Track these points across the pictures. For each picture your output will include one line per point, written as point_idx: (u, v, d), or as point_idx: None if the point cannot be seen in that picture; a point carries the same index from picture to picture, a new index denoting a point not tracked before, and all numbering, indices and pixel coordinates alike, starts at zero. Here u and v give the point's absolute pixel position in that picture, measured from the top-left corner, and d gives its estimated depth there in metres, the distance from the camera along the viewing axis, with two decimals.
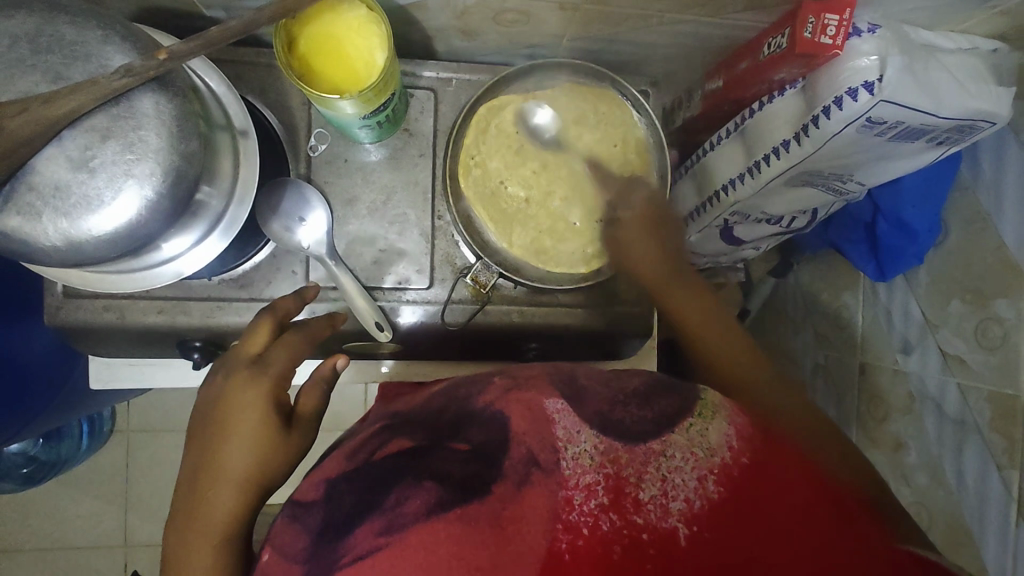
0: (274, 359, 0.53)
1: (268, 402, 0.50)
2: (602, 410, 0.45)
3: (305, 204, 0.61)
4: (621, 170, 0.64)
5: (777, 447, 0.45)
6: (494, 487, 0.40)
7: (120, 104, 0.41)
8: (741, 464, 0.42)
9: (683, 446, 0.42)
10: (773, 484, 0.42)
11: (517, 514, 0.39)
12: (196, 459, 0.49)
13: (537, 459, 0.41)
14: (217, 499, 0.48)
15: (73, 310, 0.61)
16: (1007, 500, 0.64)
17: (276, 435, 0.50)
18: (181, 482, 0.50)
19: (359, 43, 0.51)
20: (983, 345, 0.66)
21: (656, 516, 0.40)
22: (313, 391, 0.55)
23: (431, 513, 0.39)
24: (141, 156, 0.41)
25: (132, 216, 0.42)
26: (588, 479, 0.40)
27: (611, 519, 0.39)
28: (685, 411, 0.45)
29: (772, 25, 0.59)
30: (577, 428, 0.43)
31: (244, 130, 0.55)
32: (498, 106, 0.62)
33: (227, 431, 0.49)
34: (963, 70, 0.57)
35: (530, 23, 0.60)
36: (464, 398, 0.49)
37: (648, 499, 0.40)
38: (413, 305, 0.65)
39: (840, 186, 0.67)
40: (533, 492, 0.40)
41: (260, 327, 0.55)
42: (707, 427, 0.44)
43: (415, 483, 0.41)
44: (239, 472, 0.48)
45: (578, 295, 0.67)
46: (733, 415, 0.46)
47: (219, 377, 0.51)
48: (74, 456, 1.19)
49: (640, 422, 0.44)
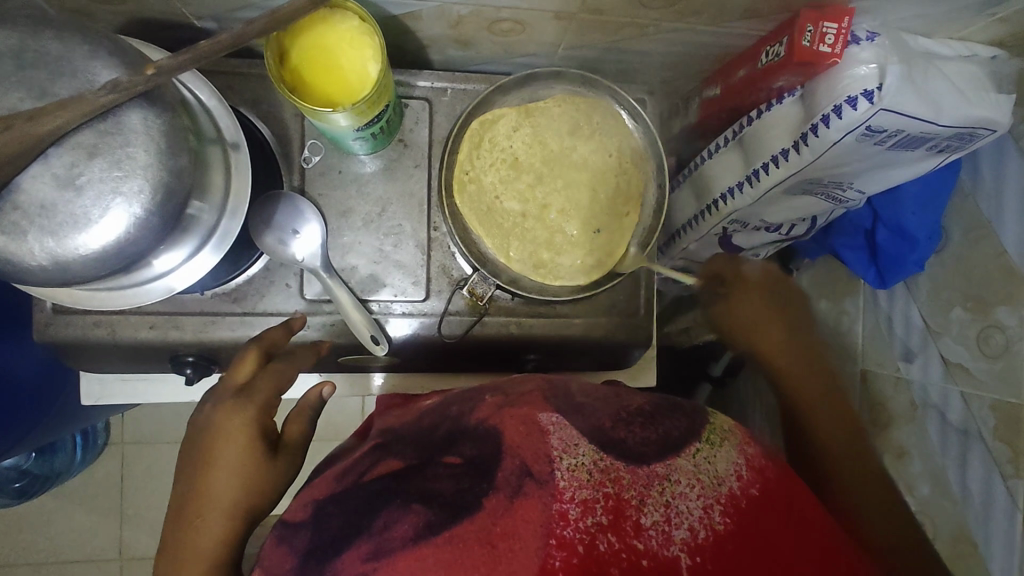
0: (260, 387, 0.53)
1: (253, 425, 0.51)
2: (604, 426, 0.44)
3: (299, 217, 0.60)
4: (618, 181, 0.63)
5: (786, 476, 0.46)
6: (485, 501, 0.40)
7: (107, 120, 0.40)
8: (749, 495, 0.43)
9: (689, 472, 0.42)
10: (784, 523, 0.43)
11: (508, 529, 0.38)
12: (184, 491, 0.50)
13: (531, 469, 0.40)
14: (204, 528, 0.48)
15: (63, 326, 0.60)
16: (1013, 510, 0.63)
17: (261, 457, 0.51)
18: (169, 518, 0.49)
19: (352, 55, 0.50)
20: (984, 354, 0.66)
21: (658, 543, 0.39)
22: (299, 418, 0.56)
23: (420, 538, 0.38)
24: (129, 173, 0.41)
25: (120, 234, 0.41)
26: (585, 494, 0.39)
27: (609, 540, 0.38)
28: (692, 435, 0.45)
29: (770, 34, 0.58)
30: (574, 440, 0.42)
31: (235, 142, 0.53)
32: (491, 120, 0.62)
33: (214, 459, 0.49)
34: (963, 78, 0.56)
35: (526, 32, 0.59)
36: (456, 416, 0.49)
37: (650, 524, 0.39)
38: (408, 317, 0.64)
39: (839, 194, 0.66)
40: (526, 504, 0.39)
41: (246, 356, 0.56)
42: (713, 455, 0.44)
43: (404, 507, 0.40)
44: (226, 500, 0.49)
45: (576, 305, 0.66)
46: (743, 444, 0.46)
47: (206, 408, 0.52)
48: (68, 468, 1.19)
49: (642, 443, 0.43)
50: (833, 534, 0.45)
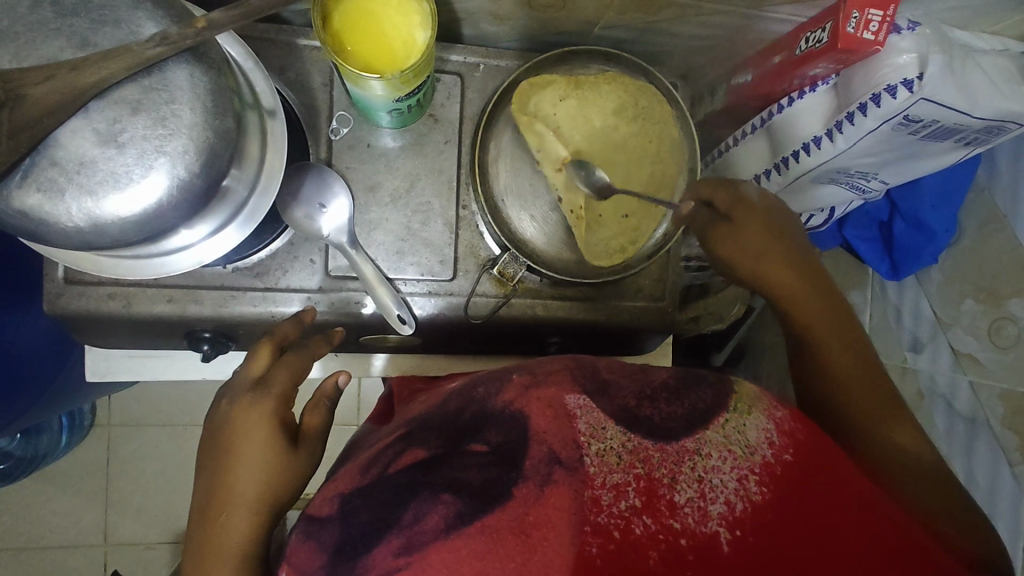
0: (277, 379, 0.52)
1: (272, 417, 0.50)
2: (630, 406, 0.43)
3: (327, 190, 0.59)
4: (654, 167, 0.62)
5: (817, 436, 0.45)
6: (516, 490, 0.40)
7: (152, 75, 0.38)
8: (783, 462, 0.42)
9: (719, 444, 0.41)
10: (821, 487, 0.41)
11: (541, 519, 0.39)
12: (208, 487, 0.49)
13: (559, 456, 0.40)
14: (229, 525, 0.47)
15: (75, 297, 0.57)
16: (1019, 495, 0.65)
17: (281, 451, 0.49)
18: (193, 516, 0.49)
19: (397, 21, 0.48)
20: (994, 344, 0.68)
21: (695, 520, 0.39)
22: (317, 410, 0.55)
23: (451, 529, 0.39)
24: (174, 132, 0.38)
25: (162, 196, 0.39)
26: (617, 478, 0.40)
27: (644, 522, 0.39)
28: (718, 407, 0.43)
29: (812, 19, 0.58)
30: (601, 424, 0.42)
31: (272, 110, 0.51)
32: (541, 84, 0.59)
33: (235, 457, 0.48)
34: (997, 71, 0.56)
35: (566, 8, 0.58)
36: (481, 398, 0.46)
37: (684, 501, 0.39)
38: (432, 297, 0.63)
39: (863, 184, 0.67)
40: (558, 492, 0.39)
41: (260, 350, 0.54)
42: (743, 424, 0.43)
43: (433, 497, 0.40)
44: (251, 494, 0.48)
45: (601, 289, 0.66)
46: (771, 409, 0.45)
47: (224, 403, 0.51)
48: (53, 450, 1.15)
49: (669, 419, 0.42)
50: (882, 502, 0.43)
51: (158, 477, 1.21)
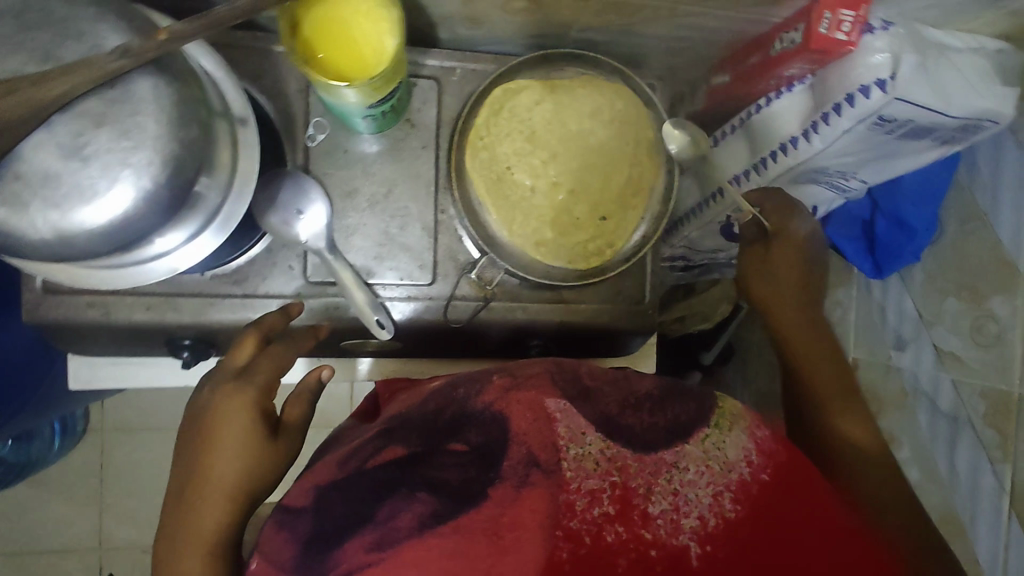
0: (260, 369, 0.53)
1: (254, 409, 0.51)
2: (611, 413, 0.43)
3: (304, 196, 0.58)
4: (631, 169, 0.62)
5: (797, 458, 0.45)
6: (492, 492, 0.39)
7: (116, 87, 0.38)
8: (760, 482, 0.43)
9: (697, 460, 0.42)
10: (795, 507, 0.42)
11: (516, 521, 0.38)
12: (184, 472, 0.50)
13: (537, 459, 0.41)
14: (204, 512, 0.48)
15: (53, 306, 0.57)
16: (1000, 493, 0.66)
17: (262, 439, 0.50)
18: (169, 499, 0.49)
19: (366, 28, 0.48)
20: (976, 342, 0.68)
21: (666, 532, 0.40)
22: (298, 402, 0.55)
23: (425, 528, 0.38)
24: (138, 143, 0.39)
25: (128, 208, 0.39)
26: (592, 484, 0.40)
27: (617, 530, 0.39)
28: (700, 421, 0.44)
29: (786, 21, 0.58)
30: (582, 429, 0.42)
31: (243, 118, 0.51)
32: (515, 89, 0.61)
33: (216, 441, 0.49)
34: (971, 69, 0.57)
35: (540, 12, 0.58)
36: (462, 399, 0.46)
37: (658, 513, 0.40)
38: (411, 301, 0.63)
39: (842, 183, 0.67)
40: (534, 494, 0.39)
41: (246, 338, 0.54)
42: (723, 441, 0.44)
43: (409, 495, 0.40)
44: (230, 480, 0.49)
45: (581, 292, 0.66)
46: (754, 428, 0.45)
47: (205, 391, 0.51)
48: (46, 456, 1.13)
49: (650, 429, 0.43)
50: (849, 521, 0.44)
51: (150, 481, 1.22)
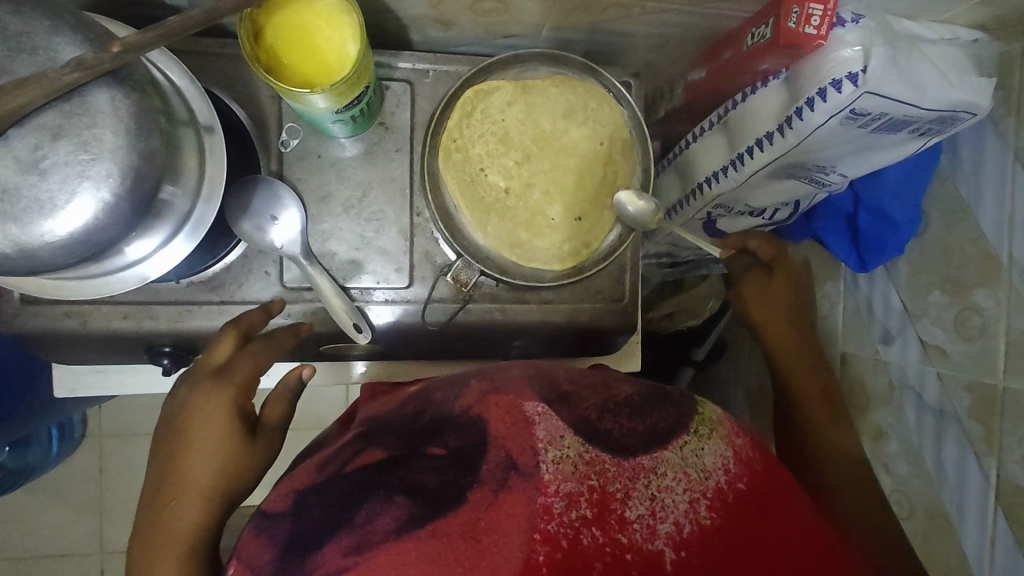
0: (239, 366, 0.53)
1: (231, 408, 0.51)
2: (590, 418, 0.43)
3: (278, 203, 0.59)
4: (606, 169, 0.62)
5: (772, 467, 0.46)
6: (470, 495, 0.39)
7: (72, 100, 0.38)
8: (736, 490, 0.43)
9: (676, 465, 0.42)
10: (770, 520, 0.42)
11: (493, 524, 0.37)
12: (159, 475, 0.49)
13: (516, 462, 0.40)
14: (180, 513, 0.48)
15: (32, 316, 0.58)
16: (986, 486, 0.65)
17: (239, 440, 0.50)
18: (144, 501, 0.49)
19: (330, 33, 0.49)
20: (960, 335, 0.67)
21: (643, 537, 0.38)
22: (278, 403, 0.55)
23: (402, 531, 0.37)
24: (97, 156, 0.39)
25: (90, 219, 0.39)
26: (570, 487, 0.39)
27: (593, 534, 0.38)
28: (678, 428, 0.44)
29: (756, 15, 0.58)
30: (560, 432, 0.41)
31: (209, 126, 0.51)
32: (486, 91, 0.61)
33: (192, 442, 0.49)
34: (944, 61, 0.56)
35: (510, 12, 0.58)
36: (439, 403, 0.47)
37: (635, 517, 0.39)
38: (389, 305, 0.63)
39: (822, 178, 0.66)
40: (511, 498, 0.38)
41: (224, 338, 0.55)
42: (701, 448, 0.43)
43: (387, 498, 0.39)
44: (204, 482, 0.48)
45: (560, 291, 0.66)
46: (732, 435, 0.46)
47: (183, 389, 0.52)
48: (42, 462, 1.14)
49: (628, 435, 0.43)
50: (816, 530, 0.45)
51: None
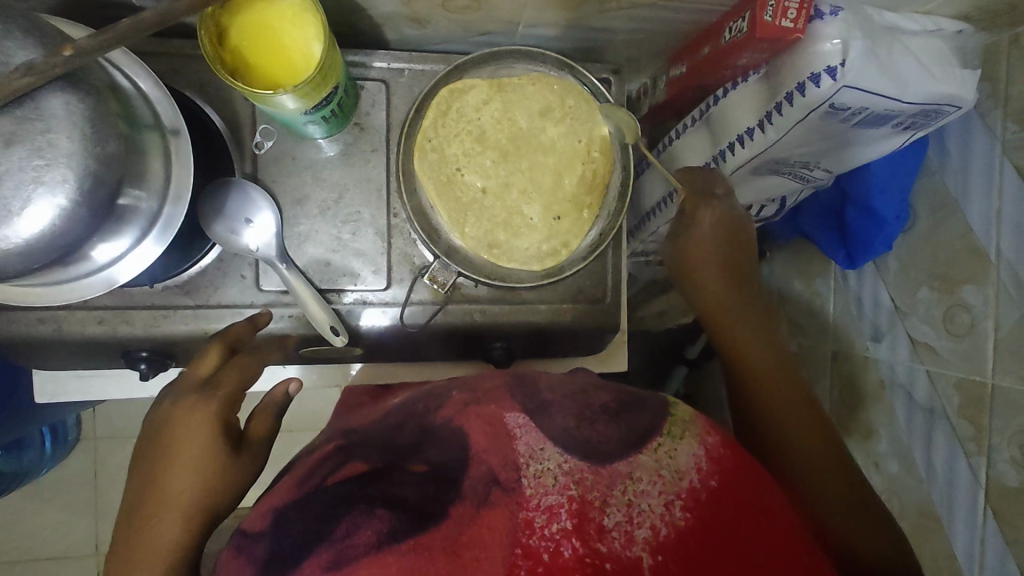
0: (225, 380, 0.52)
1: (217, 421, 0.50)
2: (569, 427, 0.43)
3: (252, 206, 0.58)
4: (585, 168, 0.61)
5: (746, 463, 0.44)
6: (451, 509, 0.38)
7: (25, 105, 0.37)
8: (709, 488, 0.41)
9: (650, 469, 0.40)
10: (745, 518, 0.40)
11: (473, 538, 0.36)
12: (139, 489, 0.48)
13: (497, 477, 0.39)
14: (161, 530, 0.47)
15: (5, 323, 0.57)
16: (974, 486, 0.64)
17: (224, 456, 0.49)
18: (123, 517, 0.48)
19: (295, 33, 0.48)
20: (949, 332, 0.66)
21: (620, 544, 0.37)
22: (264, 415, 0.54)
23: (383, 545, 0.36)
24: (52, 161, 0.38)
25: (47, 225, 0.39)
26: (551, 500, 0.38)
27: (574, 545, 0.36)
28: (655, 429, 0.43)
29: (733, 9, 0.56)
30: (540, 444, 0.41)
31: (175, 129, 0.51)
32: (461, 89, 0.60)
33: (175, 456, 0.48)
34: (926, 53, 0.55)
35: (482, 9, 0.57)
36: (422, 413, 0.48)
37: (613, 525, 0.37)
38: (367, 307, 0.63)
39: (806, 173, 0.65)
40: (493, 512, 0.37)
41: (212, 350, 0.54)
42: (675, 449, 0.42)
43: (368, 512, 0.38)
44: (185, 498, 0.48)
45: (541, 291, 0.65)
46: (705, 434, 0.44)
47: (166, 402, 0.51)
48: (36, 466, 1.14)
49: (605, 442, 0.42)
50: (797, 527, 0.42)
51: None
